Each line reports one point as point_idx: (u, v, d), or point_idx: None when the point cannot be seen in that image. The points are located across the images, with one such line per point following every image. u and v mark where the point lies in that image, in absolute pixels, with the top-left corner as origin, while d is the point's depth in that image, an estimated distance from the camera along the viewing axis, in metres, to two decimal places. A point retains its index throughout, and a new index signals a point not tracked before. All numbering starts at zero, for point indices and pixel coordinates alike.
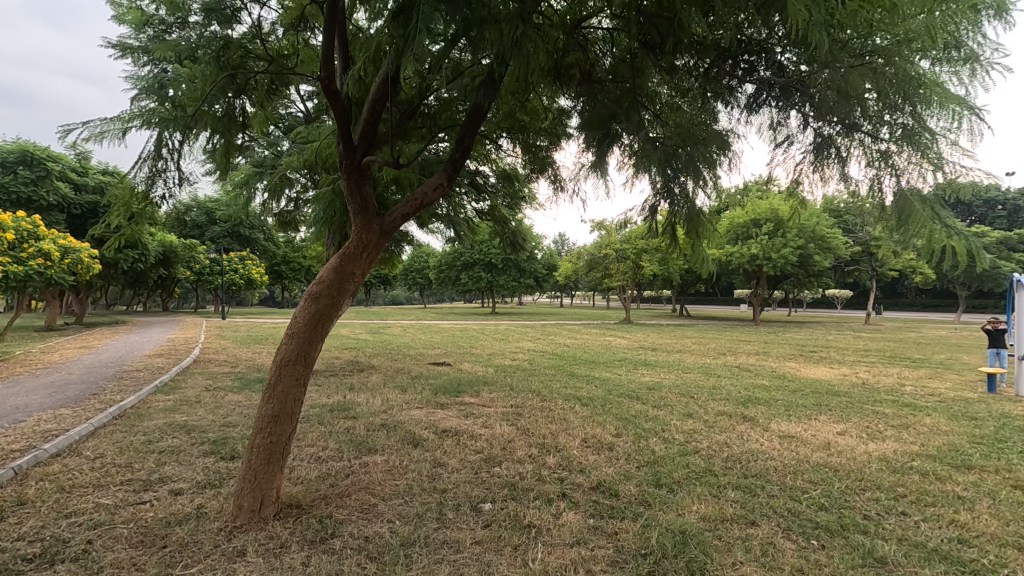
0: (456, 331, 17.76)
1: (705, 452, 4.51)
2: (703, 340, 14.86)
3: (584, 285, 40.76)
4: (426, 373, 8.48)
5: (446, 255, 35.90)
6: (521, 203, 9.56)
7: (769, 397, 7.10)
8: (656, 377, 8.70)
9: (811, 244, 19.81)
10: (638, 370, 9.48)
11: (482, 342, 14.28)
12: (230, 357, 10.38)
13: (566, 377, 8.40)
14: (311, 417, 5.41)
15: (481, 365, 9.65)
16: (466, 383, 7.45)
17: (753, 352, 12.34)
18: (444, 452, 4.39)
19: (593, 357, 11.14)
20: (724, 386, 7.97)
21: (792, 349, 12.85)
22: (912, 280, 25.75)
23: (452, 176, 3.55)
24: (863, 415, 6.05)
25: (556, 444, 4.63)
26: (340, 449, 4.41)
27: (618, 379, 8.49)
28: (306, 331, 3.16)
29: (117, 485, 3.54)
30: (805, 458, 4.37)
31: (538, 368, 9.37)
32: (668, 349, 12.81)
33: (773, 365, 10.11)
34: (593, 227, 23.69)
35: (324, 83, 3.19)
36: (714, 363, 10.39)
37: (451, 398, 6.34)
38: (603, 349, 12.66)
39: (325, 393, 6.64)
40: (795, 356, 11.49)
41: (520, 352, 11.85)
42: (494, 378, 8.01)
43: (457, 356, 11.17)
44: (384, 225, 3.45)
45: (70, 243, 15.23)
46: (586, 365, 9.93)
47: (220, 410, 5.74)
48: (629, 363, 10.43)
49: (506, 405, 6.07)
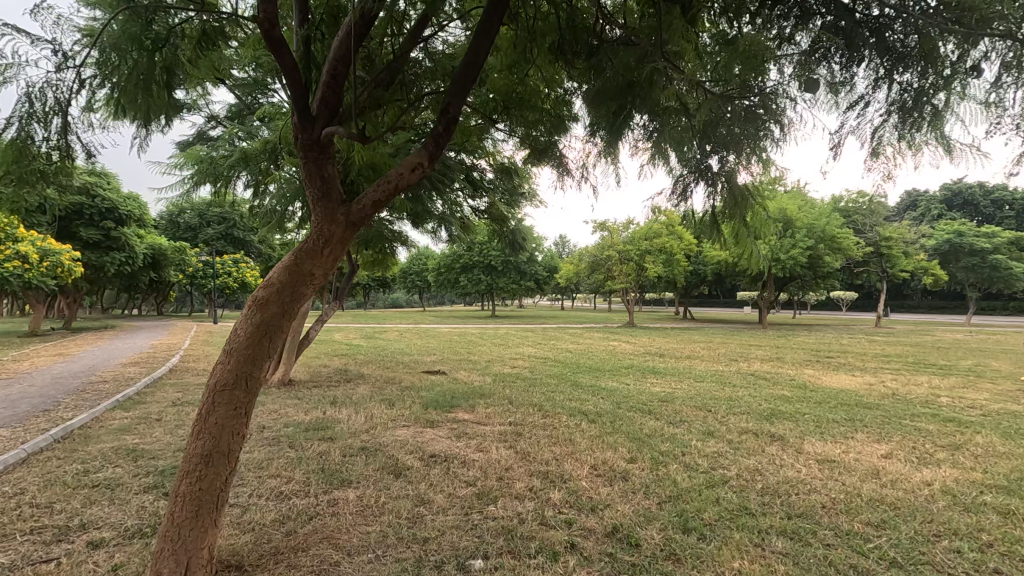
0: (453, 336, 17.10)
1: (735, 483, 3.86)
2: (712, 345, 14.19)
3: (586, 288, 40.08)
4: (419, 384, 7.81)
5: (445, 258, 35.27)
6: (520, 199, 9.06)
7: (795, 411, 6.44)
8: (668, 388, 8.04)
9: (821, 245, 19.15)
10: (647, 379, 8.81)
11: (480, 348, 13.62)
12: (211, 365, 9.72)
13: (571, 389, 7.72)
14: (283, 440, 4.76)
15: (479, 374, 8.98)
16: (461, 395, 6.80)
17: (767, 358, 11.67)
18: (430, 484, 3.74)
19: (597, 364, 10.48)
20: (743, 398, 7.30)
21: (807, 354, 12.18)
22: (923, 282, 25.09)
23: (434, 155, 2.88)
24: (904, 432, 5.39)
25: (561, 473, 3.98)
26: (308, 481, 3.76)
27: (626, 389, 7.83)
28: (248, 349, 2.50)
29: (25, 535, 2.89)
30: (854, 491, 3.73)
31: (539, 377, 8.72)
32: (676, 355, 12.15)
33: (791, 372, 9.46)
34: (595, 228, 23.06)
35: (267, 30, 2.47)
36: (728, 371, 9.74)
37: (443, 415, 5.69)
38: (608, 355, 12.00)
39: (304, 410, 5.98)
40: (813, 362, 10.83)
41: (520, 359, 11.20)
42: (492, 389, 7.36)
43: (453, 364, 10.51)
44: (350, 216, 2.81)
45: (50, 245, 14.62)
46: (591, 373, 9.27)
47: (181, 429, 5.08)
48: (637, 371, 9.77)
49: (504, 422, 5.43)
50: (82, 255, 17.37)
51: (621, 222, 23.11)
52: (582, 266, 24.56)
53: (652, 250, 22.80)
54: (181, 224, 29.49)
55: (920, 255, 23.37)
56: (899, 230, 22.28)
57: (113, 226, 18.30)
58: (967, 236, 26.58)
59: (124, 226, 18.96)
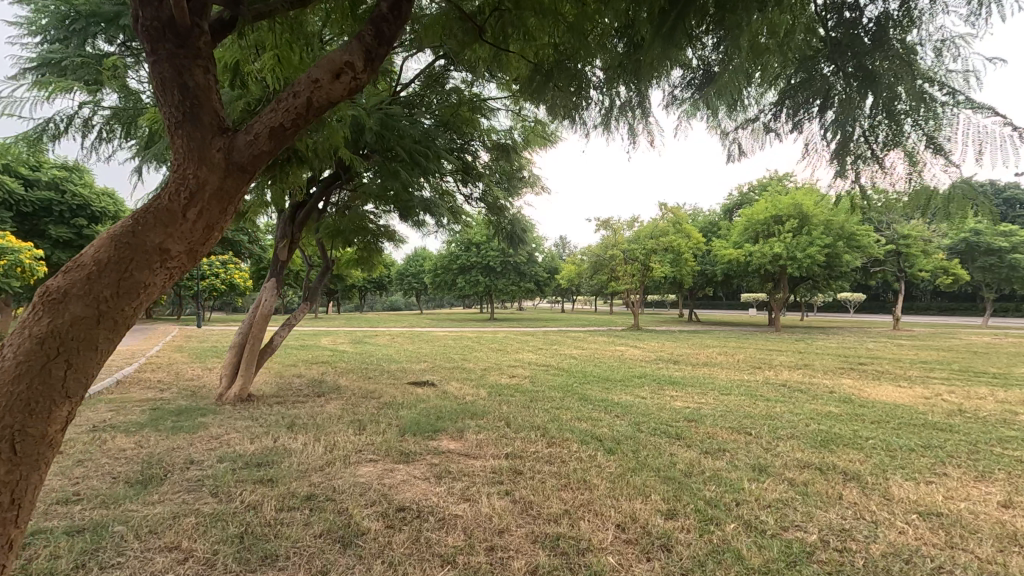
0: (447, 340, 15.91)
1: (826, 556, 2.73)
2: (729, 350, 13.00)
3: (588, 289, 38.82)
4: (401, 400, 6.63)
5: (443, 258, 34.04)
6: (519, 185, 8.13)
7: (855, 434, 5.31)
8: (693, 403, 6.87)
9: (840, 242, 18.19)
10: (667, 392, 7.65)
11: (475, 354, 12.46)
12: (167, 376, 8.53)
13: (580, 405, 6.56)
14: (205, 484, 3.60)
15: (473, 387, 7.79)
16: (449, 415, 5.65)
17: (793, 364, 10.51)
18: (390, 563, 2.60)
19: (606, 372, 9.33)
20: (784, 416, 6.14)
21: (837, 361, 11.03)
22: (940, 282, 24.00)
23: (372, 56, 1.78)
24: (1006, 466, 4.26)
25: (576, 542, 2.85)
26: (215, 558, 2.61)
27: (645, 405, 6.68)
28: (18, 385, 1.38)
29: None
30: (1000, 571, 2.59)
31: (543, 390, 7.54)
32: (692, 361, 10.99)
33: (828, 383, 8.30)
34: (598, 226, 21.86)
35: None
36: (754, 381, 8.57)
37: (422, 444, 4.55)
38: (617, 362, 10.84)
39: (251, 437, 4.81)
40: (847, 369, 9.68)
41: (520, 367, 10.03)
42: (486, 407, 6.19)
43: (444, 373, 9.36)
44: (233, 152, 1.69)
45: (9, 243, 13.45)
46: (601, 385, 8.09)
47: (79, 468, 3.92)
48: (652, 381, 8.60)
49: (499, 455, 4.29)
50: (49, 254, 16.19)
51: (626, 219, 21.97)
52: (585, 266, 23.41)
53: (659, 249, 21.65)
54: None
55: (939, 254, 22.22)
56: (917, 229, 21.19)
57: (85, 224, 17.14)
58: (984, 234, 25.50)
59: (98, 224, 17.82)
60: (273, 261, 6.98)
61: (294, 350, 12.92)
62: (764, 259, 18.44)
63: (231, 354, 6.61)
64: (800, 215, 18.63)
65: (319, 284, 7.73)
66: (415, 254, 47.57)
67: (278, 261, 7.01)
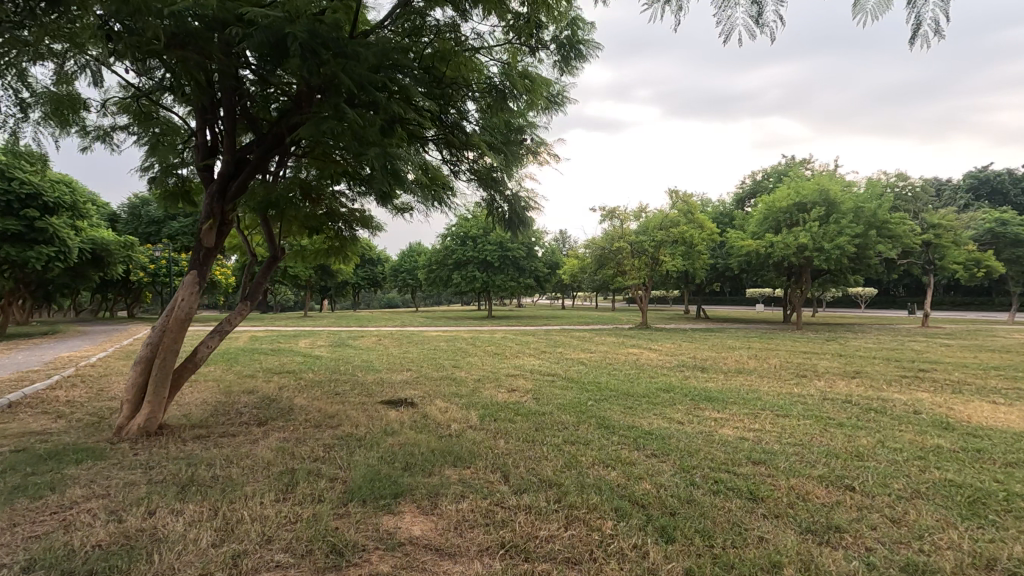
0: (438, 343, 14.31)
1: None
2: (758, 354, 11.37)
3: (589, 285, 37.06)
4: (363, 433, 4.98)
5: (436, 253, 32.33)
6: (522, 152, 6.26)
7: (1005, 489, 3.68)
8: (749, 434, 5.23)
9: (871, 232, 16.70)
10: (710, 416, 6.00)
11: (469, 360, 10.83)
12: (82, 395, 6.83)
13: (603, 439, 4.92)
14: None
15: (462, 409, 6.13)
16: (423, 461, 4.02)
17: (842, 373, 8.89)
18: None
19: (624, 384, 7.73)
20: (881, 454, 4.51)
21: (891, 367, 9.41)
22: (967, 277, 22.53)
23: None
24: None
25: None
26: None
27: (688, 437, 5.06)
28: None
29: None
30: None
31: (552, 414, 5.89)
32: (721, 369, 9.38)
33: (904, 399, 6.67)
34: (602, 215, 20.15)
35: None
36: (809, 398, 6.95)
37: (372, 525, 2.91)
38: (634, 369, 9.25)
39: (114, 510, 3.14)
40: (911, 380, 8.07)
41: (521, 377, 8.43)
42: (476, 445, 4.56)
43: (429, 387, 7.73)
44: None
45: None
46: (624, 405, 6.43)
47: None
48: (684, 398, 6.96)
49: (492, 551, 2.66)
50: None
51: (634, 208, 20.19)
52: (589, 261, 21.70)
53: (670, 240, 20.01)
54: (143, 217, 26.64)
55: (970, 245, 20.65)
56: (945, 219, 19.65)
57: (37, 215, 15.40)
58: (1011, 224, 23.93)
59: (53, 216, 16.04)
60: (195, 247, 5.25)
61: (260, 356, 11.22)
62: (788, 252, 16.68)
63: (135, 370, 4.89)
64: (825, 202, 17.19)
65: (261, 278, 5.91)
66: (409, 249, 45.77)
67: (201, 246, 5.25)
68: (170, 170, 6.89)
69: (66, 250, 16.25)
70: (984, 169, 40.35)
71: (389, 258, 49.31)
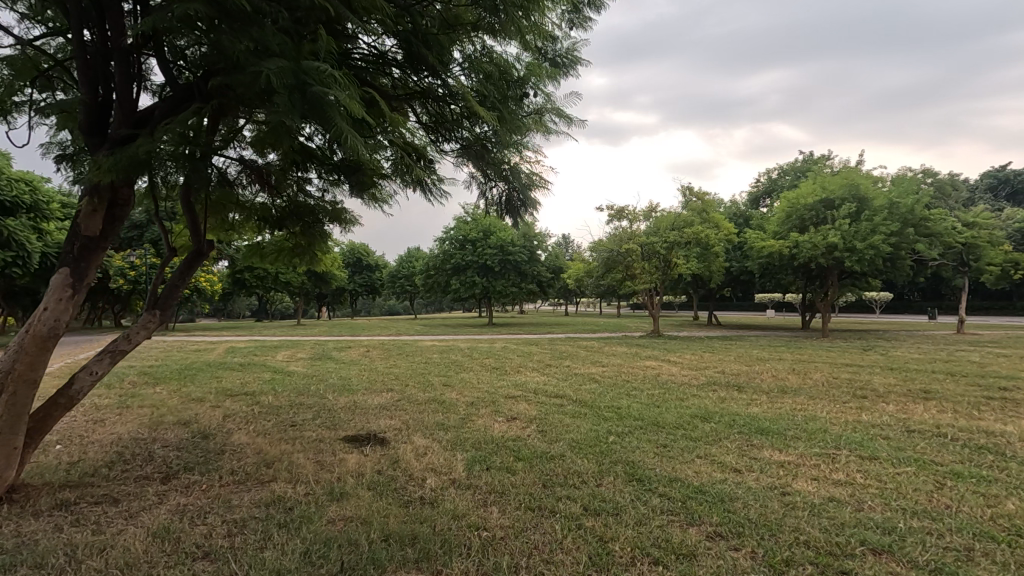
0: (432, 355, 12.88)
1: None
2: (796, 368, 9.88)
3: (594, 290, 35.62)
4: (301, 496, 3.53)
5: (434, 258, 30.88)
6: (526, 115, 4.75)
7: None
8: (839, 493, 3.76)
9: (906, 231, 15.40)
10: (773, 460, 4.51)
11: (462, 376, 9.38)
12: None
13: (641, 508, 3.45)
14: None
15: (445, 451, 4.67)
16: (368, 564, 2.56)
17: (908, 393, 7.39)
18: None
19: (649, 411, 6.28)
20: None
21: (964, 385, 7.88)
22: (1000, 279, 21.01)
23: None
24: None
25: None
26: None
27: (759, 501, 3.57)
28: None
29: None
30: None
31: (564, 459, 4.43)
32: (760, 388, 7.89)
33: (1015, 434, 5.18)
34: (610, 215, 18.73)
35: None
36: (889, 430, 5.47)
37: None
38: (656, 389, 7.79)
39: None
40: (1001, 403, 6.56)
41: (521, 400, 6.99)
42: (456, 522, 3.09)
43: (409, 414, 6.29)
44: None
45: None
46: (656, 444, 4.94)
47: None
48: (729, 431, 5.48)
49: None
50: None
51: (644, 208, 18.77)
52: (595, 264, 20.27)
53: (683, 241, 18.61)
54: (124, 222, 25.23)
55: (1006, 246, 19.18)
56: (981, 218, 18.21)
57: None
58: None
59: (12, 218, 14.67)
60: (71, 237, 3.74)
61: (223, 373, 9.77)
62: (816, 253, 15.21)
63: None
64: (854, 198, 15.86)
65: (177, 281, 4.41)
66: (408, 254, 44.43)
67: (79, 235, 3.74)
68: (83, 147, 5.41)
69: (27, 256, 14.85)
70: (1002, 168, 38.96)
71: (387, 264, 47.93)
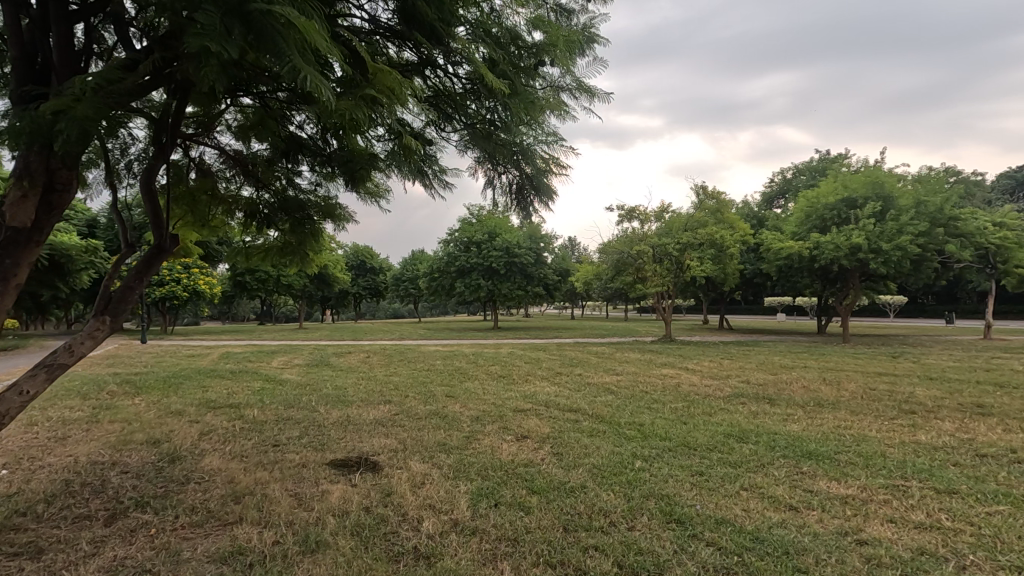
0: (434, 362, 12.20)
1: None
2: (827, 378, 9.13)
3: (601, 293, 34.82)
4: (266, 546, 2.86)
5: (438, 260, 30.19)
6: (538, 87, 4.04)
7: None
8: (928, 542, 3.05)
9: (934, 232, 14.63)
10: (834, 495, 3.81)
11: (466, 385, 8.68)
12: None
13: (688, 565, 2.76)
14: None
15: (445, 480, 3.99)
16: None
17: (962, 408, 6.64)
18: None
19: (676, 429, 5.56)
20: None
21: (1020, 399, 7.12)
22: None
23: None
24: None
25: None
26: None
27: (833, 554, 2.88)
28: None
29: None
30: None
31: (587, 493, 3.73)
32: (794, 401, 7.16)
33: None
34: (621, 214, 18.01)
35: None
36: (957, 455, 4.74)
37: None
38: (680, 402, 7.07)
39: None
40: None
41: (531, 415, 6.30)
42: None
43: (406, 432, 5.61)
44: None
45: None
46: (691, 472, 4.24)
47: None
48: (772, 454, 4.77)
49: None
50: None
51: (656, 208, 18.05)
52: (605, 266, 19.53)
53: (697, 243, 17.86)
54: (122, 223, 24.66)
55: None
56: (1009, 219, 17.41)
57: None
58: None
59: None
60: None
61: (211, 382, 9.13)
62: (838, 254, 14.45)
63: None
64: (879, 198, 15.15)
65: (133, 281, 3.74)
66: (411, 256, 43.78)
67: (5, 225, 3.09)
68: None
69: None
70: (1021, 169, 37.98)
71: (391, 266, 47.31)
